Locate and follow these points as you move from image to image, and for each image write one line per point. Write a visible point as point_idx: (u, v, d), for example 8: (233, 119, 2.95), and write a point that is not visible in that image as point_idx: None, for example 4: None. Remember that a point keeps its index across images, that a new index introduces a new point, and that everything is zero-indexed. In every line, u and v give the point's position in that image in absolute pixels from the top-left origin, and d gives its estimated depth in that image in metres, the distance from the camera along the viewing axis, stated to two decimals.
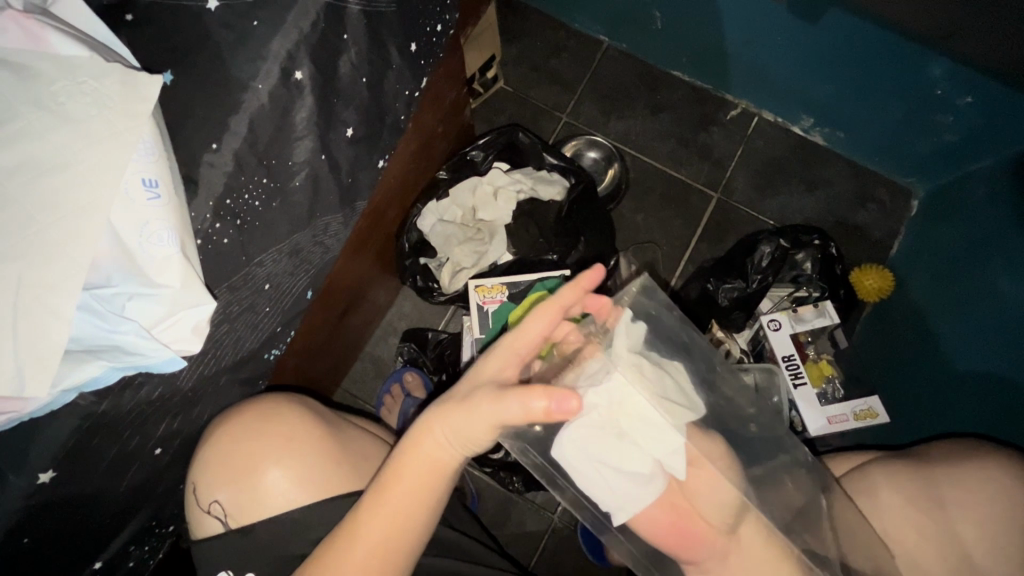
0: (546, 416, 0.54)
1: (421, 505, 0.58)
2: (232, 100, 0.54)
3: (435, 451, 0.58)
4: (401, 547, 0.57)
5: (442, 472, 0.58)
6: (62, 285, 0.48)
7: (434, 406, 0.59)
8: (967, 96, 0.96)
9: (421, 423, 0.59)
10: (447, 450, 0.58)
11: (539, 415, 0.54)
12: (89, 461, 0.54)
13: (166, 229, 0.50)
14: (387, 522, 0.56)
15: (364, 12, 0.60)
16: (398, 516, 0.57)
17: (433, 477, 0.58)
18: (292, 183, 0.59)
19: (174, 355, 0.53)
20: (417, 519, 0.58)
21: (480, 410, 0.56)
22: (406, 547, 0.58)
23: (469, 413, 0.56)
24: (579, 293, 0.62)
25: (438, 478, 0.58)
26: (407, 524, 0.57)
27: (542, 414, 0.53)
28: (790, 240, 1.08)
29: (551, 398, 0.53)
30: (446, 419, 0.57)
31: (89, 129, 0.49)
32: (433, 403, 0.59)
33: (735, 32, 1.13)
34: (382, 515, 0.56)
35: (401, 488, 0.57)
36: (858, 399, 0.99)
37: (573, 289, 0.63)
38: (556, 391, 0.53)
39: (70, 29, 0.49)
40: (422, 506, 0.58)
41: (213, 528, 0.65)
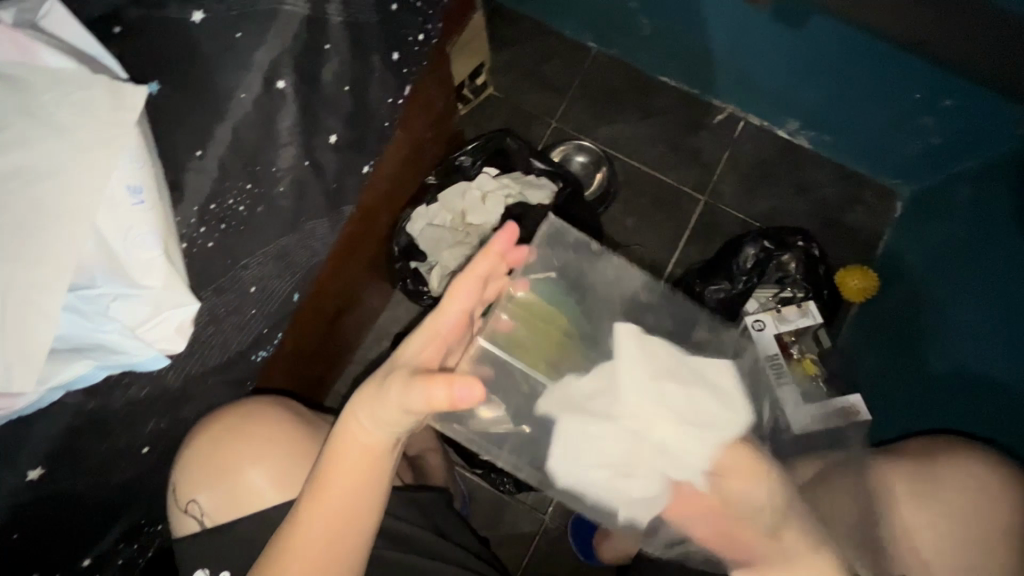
0: (451, 404, 0.52)
1: (362, 489, 0.59)
2: (217, 108, 0.55)
3: (362, 437, 0.59)
4: (349, 527, 0.59)
5: (376, 456, 0.59)
6: (47, 287, 0.49)
7: (354, 396, 0.59)
8: (947, 98, 0.98)
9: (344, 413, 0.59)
10: (373, 436, 0.58)
11: (443, 404, 0.52)
12: (77, 459, 0.56)
13: (151, 232, 0.52)
14: (326, 507, 0.58)
15: (346, 23, 0.62)
16: (336, 498, 0.58)
17: (365, 462, 0.59)
18: (277, 189, 0.61)
19: (158, 353, 0.55)
20: (360, 501, 0.59)
21: (393, 402, 0.56)
22: (354, 530, 0.59)
23: (384, 405, 0.56)
24: (492, 259, 0.62)
25: (370, 462, 0.59)
26: (350, 506, 0.59)
27: (445, 403, 0.51)
28: (774, 241, 1.11)
29: (451, 387, 0.51)
30: (365, 407, 0.58)
31: (75, 137, 0.50)
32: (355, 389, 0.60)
33: (719, 37, 1.16)
34: (321, 500, 0.58)
35: (333, 474, 0.58)
36: (840, 398, 1.01)
37: (486, 255, 0.62)
38: (455, 381, 0.51)
39: (60, 42, 0.51)
40: (360, 489, 0.59)
41: (191, 527, 0.66)
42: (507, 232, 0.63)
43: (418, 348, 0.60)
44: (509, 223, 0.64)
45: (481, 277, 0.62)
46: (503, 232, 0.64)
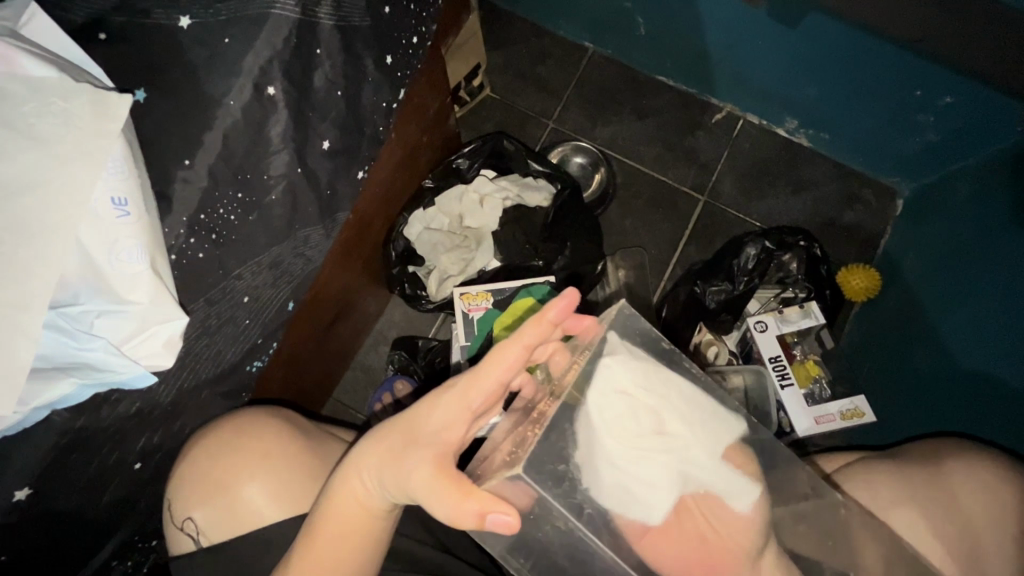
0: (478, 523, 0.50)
1: (352, 548, 0.57)
2: (204, 116, 0.54)
3: (362, 491, 0.58)
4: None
5: (370, 514, 0.58)
6: (30, 304, 0.48)
7: (367, 446, 0.57)
8: (946, 96, 0.97)
9: (350, 462, 0.57)
10: (374, 493, 0.57)
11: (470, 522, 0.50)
12: (66, 477, 0.55)
13: (137, 245, 0.50)
14: (315, 567, 0.56)
15: (338, 27, 0.61)
16: (325, 556, 0.56)
17: (361, 522, 0.58)
18: (269, 197, 0.60)
19: (145, 371, 0.53)
20: (348, 562, 0.57)
21: (408, 474, 0.53)
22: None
23: (399, 474, 0.54)
24: (544, 329, 0.54)
25: (367, 521, 0.58)
26: (338, 569, 0.57)
27: (473, 522, 0.50)
28: (776, 241, 1.09)
29: (482, 521, 0.49)
30: (376, 464, 0.56)
31: (57, 149, 0.49)
32: (365, 440, 0.58)
33: (716, 36, 1.14)
34: (311, 560, 0.56)
35: (326, 533, 0.57)
36: (845, 399, 1.00)
37: (536, 324, 0.55)
38: (489, 513, 0.49)
39: (42, 50, 0.50)
40: (350, 555, 0.57)
41: (187, 545, 0.64)
42: (564, 305, 0.55)
43: (440, 413, 0.55)
44: (571, 292, 0.56)
45: (527, 349, 0.54)
46: (563, 303, 0.55)
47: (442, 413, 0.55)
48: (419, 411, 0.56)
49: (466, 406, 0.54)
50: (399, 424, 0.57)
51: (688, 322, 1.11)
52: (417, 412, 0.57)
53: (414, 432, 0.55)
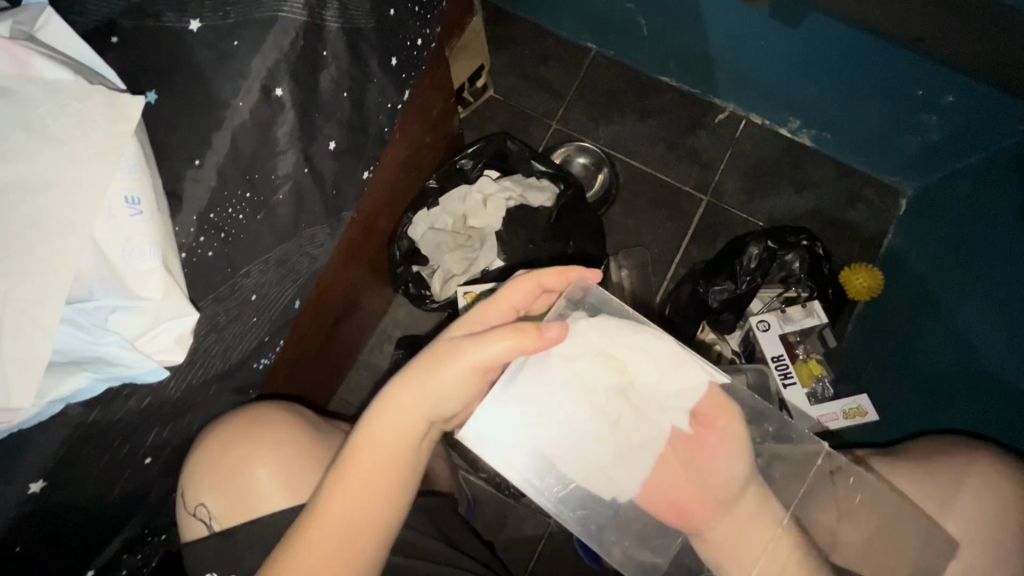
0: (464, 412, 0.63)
1: (384, 494, 0.57)
2: (213, 117, 0.56)
3: (394, 426, 0.56)
4: (363, 528, 0.56)
5: (404, 453, 0.57)
6: (45, 301, 0.49)
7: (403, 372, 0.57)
8: (948, 95, 0.97)
9: (381, 400, 0.57)
10: (411, 420, 0.57)
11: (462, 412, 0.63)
12: (79, 471, 0.56)
13: (148, 243, 0.51)
14: (343, 506, 0.55)
15: (343, 29, 0.62)
16: (349, 507, 0.55)
17: (397, 456, 0.57)
18: (276, 197, 0.61)
19: (156, 366, 0.54)
20: (379, 500, 0.56)
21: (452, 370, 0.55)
22: (367, 532, 0.56)
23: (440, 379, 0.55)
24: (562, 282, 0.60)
25: (403, 453, 0.57)
26: (373, 507, 0.56)
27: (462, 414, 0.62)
28: (778, 241, 1.09)
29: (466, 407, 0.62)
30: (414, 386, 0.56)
31: (71, 149, 0.50)
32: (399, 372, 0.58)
33: (718, 37, 1.15)
34: (343, 492, 0.55)
35: (359, 469, 0.56)
36: (847, 398, 1.01)
37: (524, 282, 0.60)
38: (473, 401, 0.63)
39: (57, 53, 0.51)
40: (381, 494, 0.56)
41: (198, 530, 0.66)
42: (559, 267, 0.60)
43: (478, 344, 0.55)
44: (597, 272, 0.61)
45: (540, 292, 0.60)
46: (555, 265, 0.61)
47: (488, 343, 0.54)
48: (442, 343, 0.57)
49: (501, 343, 0.54)
50: (426, 355, 0.57)
51: (691, 322, 1.12)
52: (446, 344, 0.57)
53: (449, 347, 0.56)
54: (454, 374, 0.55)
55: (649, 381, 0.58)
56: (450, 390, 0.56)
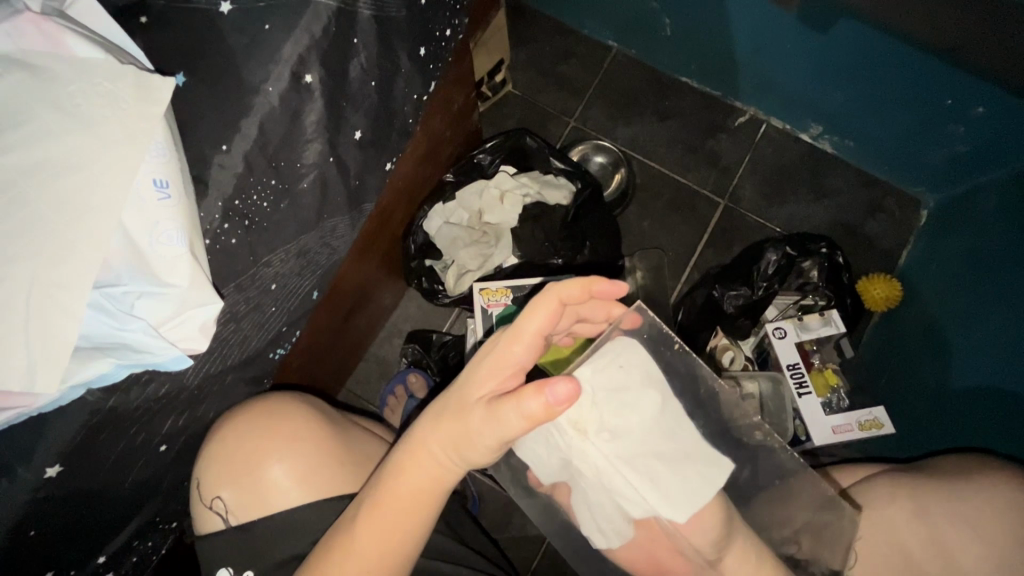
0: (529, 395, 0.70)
1: (420, 518, 0.56)
2: (243, 103, 0.55)
3: (432, 464, 0.55)
4: (394, 565, 0.56)
5: (442, 486, 0.56)
6: (73, 283, 0.48)
7: (431, 419, 0.54)
8: (977, 106, 0.95)
9: (416, 437, 0.55)
10: (446, 463, 0.54)
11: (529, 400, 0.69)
12: (96, 456, 0.55)
13: (177, 229, 0.50)
14: (379, 532, 0.55)
15: (375, 17, 0.60)
16: (386, 534, 0.55)
17: (432, 495, 0.56)
18: (301, 185, 0.60)
19: (181, 354, 0.53)
20: (409, 537, 0.56)
21: (477, 436, 0.51)
22: (403, 551, 0.57)
23: (472, 444, 0.52)
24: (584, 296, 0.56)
25: (435, 494, 0.56)
26: (402, 547, 0.56)
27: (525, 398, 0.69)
28: (797, 248, 1.07)
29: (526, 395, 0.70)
30: (441, 434, 0.53)
31: (101, 130, 0.49)
32: (430, 416, 0.55)
33: (743, 40, 1.14)
34: (376, 529, 0.55)
35: (395, 503, 0.55)
36: (863, 409, 0.99)
37: (541, 307, 0.52)
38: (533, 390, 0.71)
39: (87, 31, 0.50)
40: (412, 531, 0.56)
41: (214, 524, 0.65)
42: (581, 284, 0.55)
43: (497, 419, 0.49)
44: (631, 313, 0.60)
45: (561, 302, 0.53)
46: (576, 284, 0.55)
47: (501, 413, 0.49)
48: (468, 399, 0.52)
49: (513, 424, 0.49)
50: (453, 410, 0.53)
51: (706, 326, 1.10)
52: (468, 404, 0.52)
53: (472, 404, 0.52)
54: (480, 441, 0.51)
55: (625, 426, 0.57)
56: (478, 449, 0.52)
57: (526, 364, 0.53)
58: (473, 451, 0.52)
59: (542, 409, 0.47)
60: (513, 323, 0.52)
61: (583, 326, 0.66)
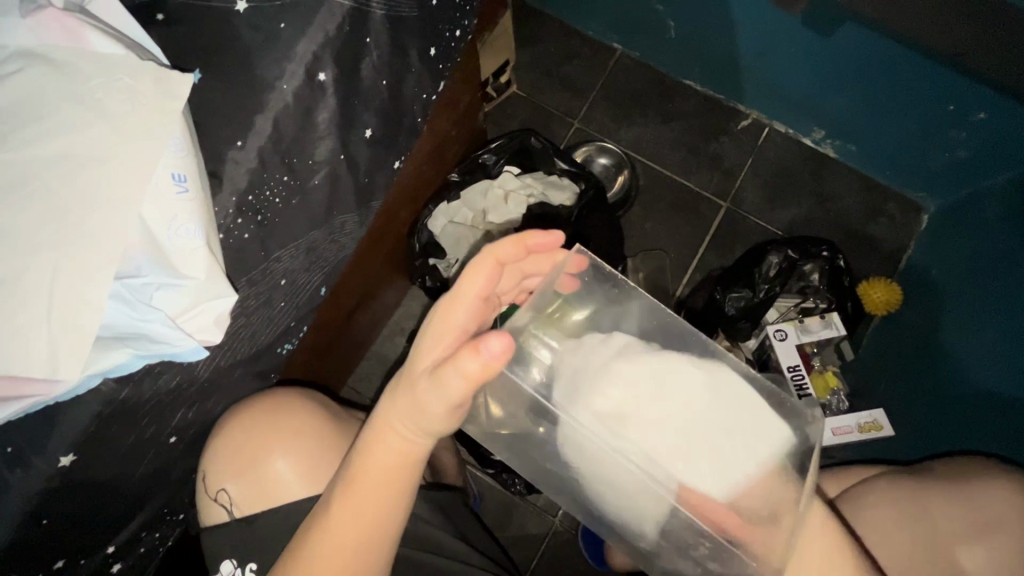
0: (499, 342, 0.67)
1: (391, 496, 0.56)
2: (258, 100, 0.55)
3: (396, 440, 0.55)
4: (371, 545, 0.56)
5: (409, 461, 0.56)
6: (93, 274, 0.49)
7: (389, 394, 0.56)
8: (980, 112, 0.96)
9: (379, 414, 0.56)
10: (409, 437, 0.55)
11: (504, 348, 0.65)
12: (107, 447, 0.56)
13: (194, 222, 0.51)
14: (349, 512, 0.55)
15: (387, 16, 0.61)
16: (357, 512, 0.55)
17: (400, 472, 0.56)
18: (312, 181, 0.61)
19: (197, 345, 0.54)
20: (383, 515, 0.56)
21: (428, 405, 0.52)
22: (378, 530, 0.56)
23: (426, 413, 0.52)
24: (520, 248, 0.58)
25: (404, 470, 0.56)
26: (376, 526, 0.56)
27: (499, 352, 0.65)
28: (799, 250, 1.08)
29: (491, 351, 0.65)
30: (398, 409, 0.54)
31: (120, 124, 0.50)
32: (385, 396, 0.56)
33: (748, 44, 1.15)
34: (347, 509, 0.55)
35: (364, 481, 0.55)
36: (863, 411, 1.02)
37: (474, 270, 0.55)
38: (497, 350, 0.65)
39: (107, 26, 0.51)
40: (384, 508, 0.56)
41: (220, 516, 0.66)
42: (514, 239, 0.57)
43: (438, 384, 0.50)
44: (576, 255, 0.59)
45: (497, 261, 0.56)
46: (509, 240, 0.57)
47: (442, 377, 0.49)
48: (416, 373, 0.54)
49: (454, 386, 0.49)
50: (403, 386, 0.55)
51: (707, 328, 1.12)
52: (418, 375, 0.53)
53: (420, 373, 0.53)
54: (432, 410, 0.52)
55: (667, 397, 0.53)
56: (432, 418, 0.53)
57: (469, 327, 0.55)
58: (430, 421, 0.53)
59: (480, 368, 0.47)
60: (451, 287, 0.55)
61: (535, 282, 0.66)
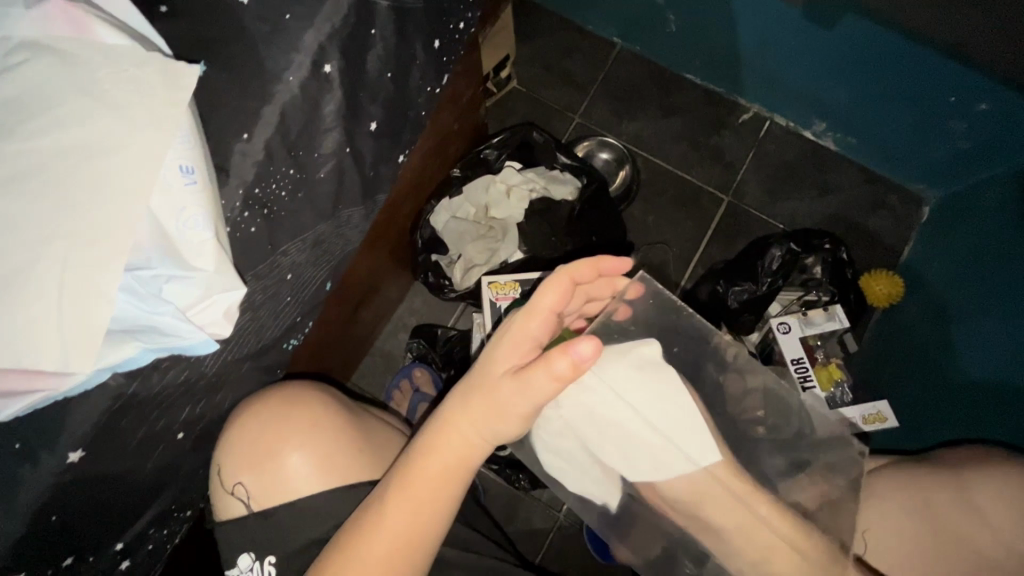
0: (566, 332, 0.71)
1: (448, 496, 0.57)
2: (265, 91, 0.55)
3: (460, 441, 0.56)
4: (424, 543, 0.56)
5: (469, 462, 0.56)
6: (102, 266, 0.49)
7: (456, 396, 0.56)
8: (981, 102, 0.96)
9: (444, 414, 0.56)
10: (474, 438, 0.56)
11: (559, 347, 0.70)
12: (116, 443, 0.55)
13: (202, 214, 0.51)
14: (407, 510, 0.55)
15: (393, 8, 0.61)
16: (413, 508, 0.55)
17: (458, 472, 0.56)
18: (319, 174, 0.60)
19: (208, 338, 0.53)
20: (437, 513, 0.56)
21: (508, 406, 0.53)
22: (431, 528, 0.57)
23: (503, 415, 0.53)
24: (595, 269, 0.61)
25: (461, 470, 0.57)
26: (428, 523, 0.56)
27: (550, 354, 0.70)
28: (802, 244, 1.08)
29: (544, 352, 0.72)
30: (468, 410, 0.55)
31: (126, 115, 0.50)
32: (453, 397, 0.56)
33: (749, 36, 1.14)
34: (404, 506, 0.55)
35: (424, 479, 0.55)
36: (868, 403, 1.02)
37: (558, 284, 0.54)
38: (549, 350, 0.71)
39: (111, 18, 0.51)
40: (440, 508, 0.57)
41: (237, 510, 0.65)
42: (591, 262, 0.60)
43: (525, 389, 0.51)
44: (637, 284, 0.66)
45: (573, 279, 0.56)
46: (587, 261, 0.60)
47: (528, 384, 0.51)
48: (492, 376, 0.54)
49: (540, 390, 0.51)
50: (477, 388, 0.55)
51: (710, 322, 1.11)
52: (495, 378, 0.54)
53: (496, 377, 0.54)
54: (510, 415, 0.53)
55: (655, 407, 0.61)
56: (506, 422, 0.54)
57: (542, 339, 0.55)
58: (502, 423, 0.54)
59: (571, 369, 0.49)
60: (528, 298, 0.54)
61: (591, 305, 0.68)
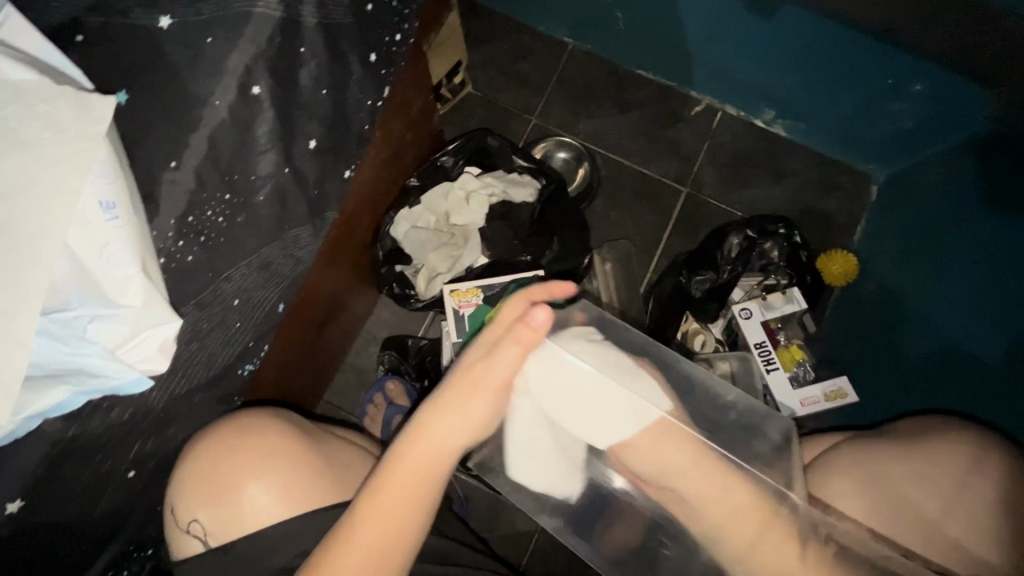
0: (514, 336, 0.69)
1: (420, 501, 0.57)
2: (191, 117, 0.54)
3: (433, 443, 0.57)
4: (397, 550, 0.56)
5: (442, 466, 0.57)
6: (18, 310, 0.47)
7: (430, 399, 0.58)
8: (915, 84, 1.00)
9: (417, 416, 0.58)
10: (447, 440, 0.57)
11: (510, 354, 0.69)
12: (59, 488, 0.54)
13: (126, 250, 0.50)
14: (382, 513, 0.56)
15: (321, 24, 0.60)
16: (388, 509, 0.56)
17: (432, 476, 0.57)
18: (257, 197, 0.59)
19: (141, 375, 0.53)
20: (413, 519, 0.57)
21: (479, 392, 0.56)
22: (407, 534, 0.57)
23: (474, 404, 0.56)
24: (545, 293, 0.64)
25: (435, 474, 0.57)
26: (403, 528, 0.56)
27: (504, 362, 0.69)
28: (756, 229, 1.11)
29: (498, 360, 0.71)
30: (440, 411, 0.57)
31: (40, 153, 0.48)
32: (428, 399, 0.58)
33: (694, 28, 1.16)
34: (379, 509, 0.56)
35: (400, 480, 0.56)
36: (828, 380, 1.04)
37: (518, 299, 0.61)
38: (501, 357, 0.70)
39: (18, 53, 0.49)
40: (414, 515, 0.57)
41: (194, 548, 0.64)
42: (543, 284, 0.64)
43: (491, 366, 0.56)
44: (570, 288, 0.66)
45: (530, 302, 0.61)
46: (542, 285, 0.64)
47: (495, 362, 0.56)
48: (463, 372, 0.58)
49: (506, 363, 0.56)
50: (450, 385, 0.57)
51: (676, 313, 1.12)
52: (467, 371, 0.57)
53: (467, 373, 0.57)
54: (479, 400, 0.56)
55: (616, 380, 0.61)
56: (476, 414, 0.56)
57: None
58: (473, 415, 0.56)
59: (530, 337, 0.55)
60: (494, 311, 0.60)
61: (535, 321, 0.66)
